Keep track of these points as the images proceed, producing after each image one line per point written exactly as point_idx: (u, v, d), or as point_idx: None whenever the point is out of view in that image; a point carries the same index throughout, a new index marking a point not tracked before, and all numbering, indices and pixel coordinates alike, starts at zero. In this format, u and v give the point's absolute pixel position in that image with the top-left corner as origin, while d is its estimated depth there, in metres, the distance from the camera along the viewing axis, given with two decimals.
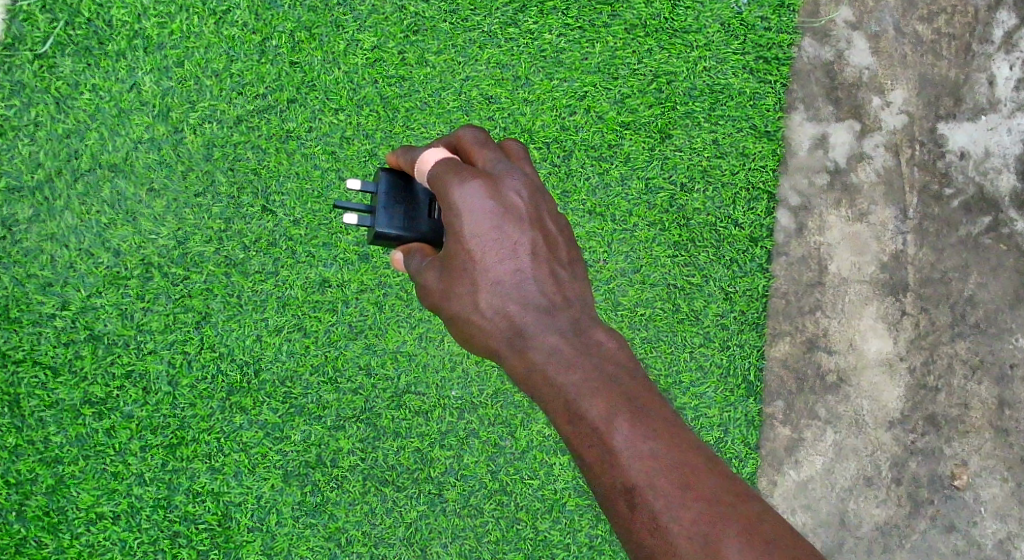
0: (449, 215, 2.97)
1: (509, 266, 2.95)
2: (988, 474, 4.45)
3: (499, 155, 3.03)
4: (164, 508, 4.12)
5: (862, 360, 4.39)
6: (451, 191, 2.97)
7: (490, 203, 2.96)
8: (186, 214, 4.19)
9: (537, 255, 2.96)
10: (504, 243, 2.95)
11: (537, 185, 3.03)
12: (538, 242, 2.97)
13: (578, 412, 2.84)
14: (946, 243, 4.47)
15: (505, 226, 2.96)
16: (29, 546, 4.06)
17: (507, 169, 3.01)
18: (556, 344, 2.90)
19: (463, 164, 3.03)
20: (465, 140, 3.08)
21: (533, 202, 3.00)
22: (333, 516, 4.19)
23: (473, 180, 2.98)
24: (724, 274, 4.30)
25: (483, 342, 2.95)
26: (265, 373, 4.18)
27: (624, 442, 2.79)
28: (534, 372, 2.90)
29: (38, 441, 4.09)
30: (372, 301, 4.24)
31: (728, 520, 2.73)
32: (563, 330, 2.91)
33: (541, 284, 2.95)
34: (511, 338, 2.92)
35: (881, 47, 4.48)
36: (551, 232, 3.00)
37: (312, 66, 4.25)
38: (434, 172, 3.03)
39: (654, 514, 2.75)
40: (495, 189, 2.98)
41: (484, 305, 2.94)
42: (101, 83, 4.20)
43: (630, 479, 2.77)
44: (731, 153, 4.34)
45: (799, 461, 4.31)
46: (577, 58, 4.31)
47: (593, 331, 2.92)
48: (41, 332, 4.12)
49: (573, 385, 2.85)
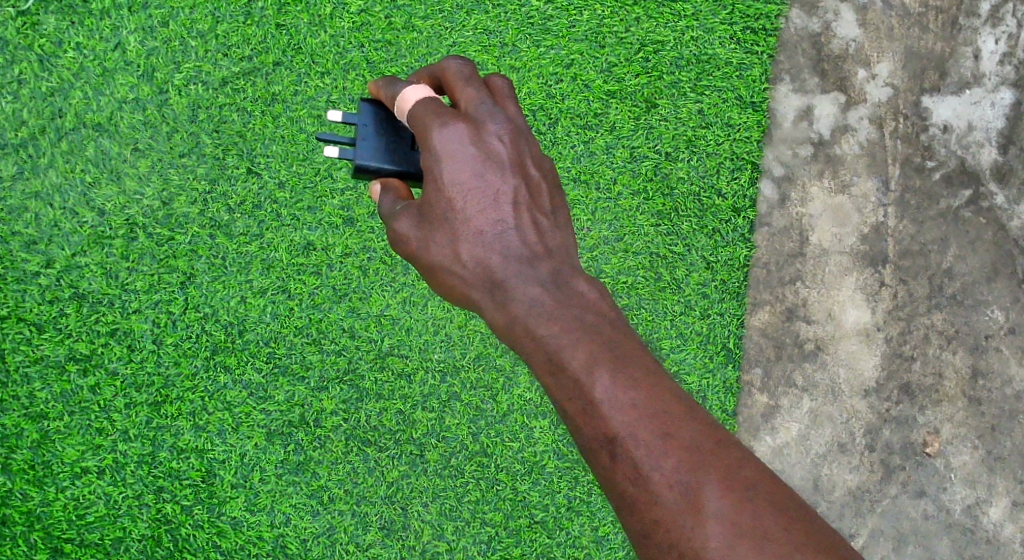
0: (430, 161, 2.99)
1: (490, 213, 2.97)
2: (961, 442, 4.53)
3: (482, 97, 3.04)
4: (149, 464, 4.17)
5: (841, 329, 4.44)
6: (432, 135, 2.99)
7: (471, 149, 2.98)
8: (171, 174, 4.20)
9: (518, 202, 2.99)
10: (485, 191, 2.98)
11: (520, 129, 3.04)
12: (519, 190, 2.99)
13: (559, 362, 2.84)
14: (927, 216, 4.50)
15: (486, 173, 2.98)
16: (14, 499, 4.11)
17: (490, 113, 3.02)
18: (538, 294, 2.91)
19: (446, 106, 3.04)
20: (449, 75, 3.10)
21: (515, 148, 3.01)
22: (316, 475, 4.25)
23: (453, 124, 3.00)
24: (707, 243, 4.33)
25: (463, 290, 2.98)
26: (249, 333, 4.22)
27: (605, 393, 2.79)
28: (516, 323, 2.92)
29: (23, 396, 4.13)
30: (356, 265, 4.27)
31: (708, 468, 2.74)
32: (543, 281, 2.93)
33: (522, 233, 2.97)
34: (491, 288, 2.95)
35: (868, 19, 4.48)
36: (533, 177, 3.02)
37: (299, 29, 4.25)
38: (415, 113, 3.06)
39: (635, 465, 2.75)
40: (477, 134, 3.00)
41: (464, 255, 2.97)
42: (86, 42, 4.20)
43: (613, 431, 2.77)
44: (716, 123, 4.36)
45: (775, 427, 4.37)
46: (565, 25, 4.30)
47: (574, 281, 2.94)
48: (26, 289, 4.14)
49: (555, 337, 2.86)
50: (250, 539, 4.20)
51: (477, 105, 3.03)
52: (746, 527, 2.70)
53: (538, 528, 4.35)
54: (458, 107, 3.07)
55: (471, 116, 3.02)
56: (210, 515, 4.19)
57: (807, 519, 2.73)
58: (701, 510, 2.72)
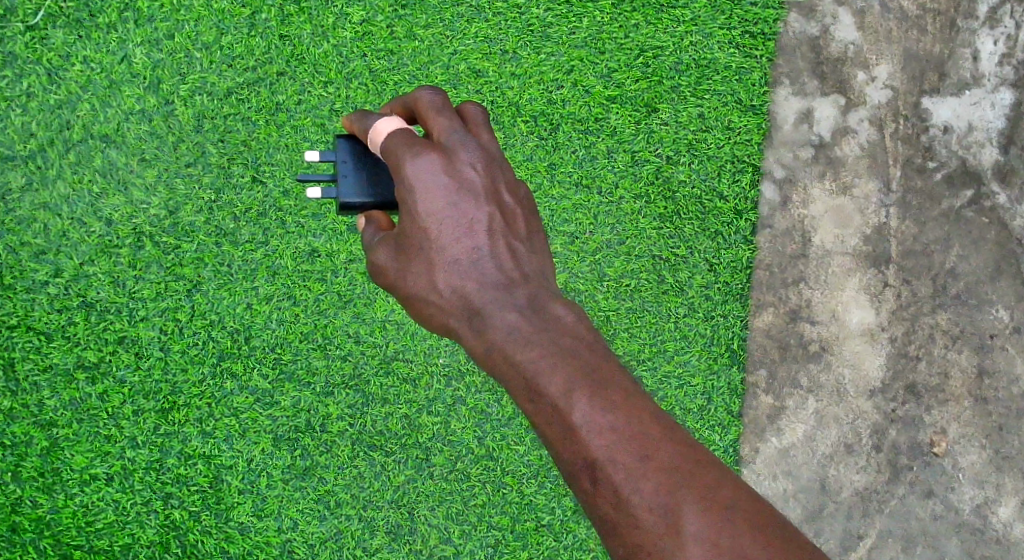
0: (405, 192, 3.04)
1: (465, 242, 3.01)
2: (967, 442, 4.53)
3: (455, 126, 3.09)
4: (157, 471, 4.21)
5: (844, 330, 4.45)
6: (405, 167, 3.04)
7: (444, 179, 3.03)
8: (177, 183, 4.25)
9: (493, 229, 3.03)
10: (459, 220, 3.02)
11: (492, 156, 3.08)
12: (493, 217, 3.03)
13: (537, 389, 2.85)
14: (929, 216, 4.52)
15: (460, 202, 3.03)
16: (25, 506, 4.15)
17: (462, 142, 3.06)
18: (515, 320, 2.93)
19: (418, 137, 3.09)
20: (422, 104, 3.14)
21: (488, 175, 3.06)
22: (323, 480, 4.28)
23: (426, 155, 3.04)
24: (709, 246, 4.35)
25: (442, 319, 3.01)
26: (256, 340, 4.26)
27: (583, 417, 2.80)
28: (494, 349, 2.93)
29: (33, 404, 4.18)
30: (361, 271, 4.31)
31: (688, 489, 2.75)
32: (520, 306, 2.95)
33: (497, 259, 3.01)
34: (469, 315, 2.98)
35: (867, 22, 4.50)
36: (507, 204, 3.07)
37: (302, 40, 4.30)
38: (388, 145, 3.10)
39: (615, 488, 2.76)
40: (449, 164, 3.04)
41: (441, 284, 3.00)
42: (93, 55, 4.26)
43: (592, 454, 2.78)
44: (716, 127, 4.39)
45: (780, 429, 4.38)
46: (565, 32, 4.34)
47: (550, 305, 2.96)
48: (34, 298, 4.19)
49: (531, 363, 2.87)
50: (258, 545, 4.23)
51: (449, 133, 3.07)
52: (727, 548, 2.71)
53: (545, 531, 4.37)
54: (432, 136, 3.12)
55: (444, 146, 3.07)
56: (218, 521, 4.22)
57: (788, 536, 2.74)
58: (682, 531, 2.72)
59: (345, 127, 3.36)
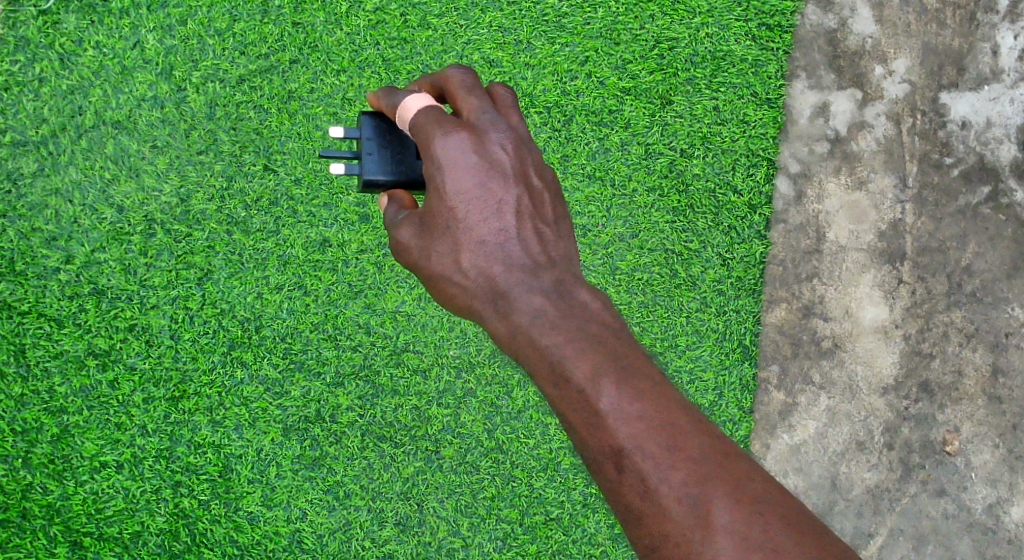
0: (433, 170, 3.00)
1: (492, 223, 2.98)
2: (981, 441, 4.49)
3: (485, 106, 3.06)
4: (167, 459, 4.20)
5: (858, 327, 4.42)
6: (434, 144, 3.01)
7: (473, 158, 3.00)
8: (189, 171, 4.24)
9: (521, 211, 3.00)
10: (487, 200, 2.99)
11: (522, 138, 3.06)
12: (522, 199, 3.00)
13: (563, 374, 2.82)
14: (945, 212, 4.47)
15: (489, 182, 3.00)
16: (35, 493, 4.14)
17: (493, 122, 3.04)
18: (541, 304, 2.90)
19: (448, 114, 3.07)
20: (452, 82, 3.12)
21: (518, 157, 3.03)
22: (332, 470, 4.27)
23: (456, 133, 3.01)
24: (722, 240, 4.32)
25: (465, 299, 2.98)
26: (266, 329, 4.24)
27: (610, 404, 2.77)
28: (518, 332, 2.90)
29: (43, 391, 4.17)
30: (372, 261, 4.30)
31: (717, 481, 2.72)
32: (546, 291, 2.92)
33: (524, 242, 2.98)
34: (493, 297, 2.94)
35: (885, 15, 4.46)
36: (535, 187, 3.04)
37: (315, 27, 4.28)
38: (417, 121, 3.07)
39: (643, 478, 2.73)
40: (479, 143, 3.01)
41: (465, 264, 2.97)
42: (105, 41, 4.25)
43: (619, 442, 2.75)
44: (731, 120, 4.35)
45: (792, 425, 4.35)
46: (580, 23, 4.31)
47: (576, 290, 2.93)
48: (45, 285, 4.18)
49: (558, 348, 2.84)
50: (267, 534, 4.22)
51: (479, 113, 3.05)
52: (757, 541, 2.68)
53: (554, 525, 4.35)
54: (461, 115, 3.09)
55: (473, 125, 3.04)
56: (227, 510, 4.22)
57: (818, 532, 2.71)
58: (711, 523, 2.70)
59: (371, 104, 3.33)
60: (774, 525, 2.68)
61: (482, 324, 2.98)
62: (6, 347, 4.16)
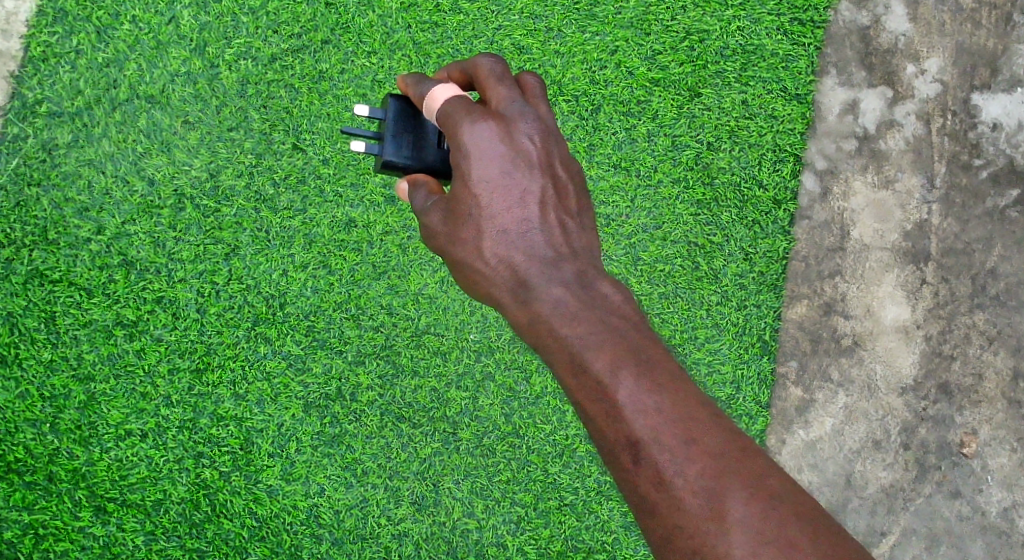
0: (459, 157, 3.01)
1: (516, 212, 3.00)
2: (998, 444, 4.49)
3: (513, 96, 3.06)
4: (190, 430, 4.27)
5: (879, 326, 4.42)
6: (462, 132, 3.01)
7: (500, 147, 3.01)
8: (219, 147, 4.29)
9: (545, 202, 3.01)
10: (513, 189, 3.00)
11: (549, 129, 3.06)
12: (546, 190, 3.02)
13: (582, 364, 2.85)
14: (972, 214, 4.45)
15: (515, 171, 3.01)
16: (61, 457, 4.22)
17: (521, 112, 3.04)
18: (562, 294, 2.93)
19: (476, 103, 3.07)
20: (482, 70, 3.11)
21: (544, 148, 3.04)
22: (351, 448, 4.33)
23: (484, 122, 3.02)
24: (746, 235, 4.33)
25: (487, 287, 3.00)
26: (290, 306, 4.31)
27: (628, 396, 2.79)
28: (539, 321, 2.93)
29: (72, 358, 4.25)
30: (396, 243, 4.35)
31: (734, 475, 2.74)
32: (567, 281, 2.95)
33: (547, 232, 3.00)
34: (515, 286, 2.97)
35: (919, 13, 4.41)
36: (560, 179, 3.05)
37: (348, 8, 4.30)
38: (445, 109, 3.08)
39: (660, 470, 2.75)
40: (506, 133, 3.02)
41: (488, 252, 2.99)
42: (141, 15, 4.30)
43: (636, 434, 2.77)
44: (760, 114, 4.33)
45: (809, 421, 4.36)
46: (611, 13, 4.28)
47: (596, 282, 2.96)
48: (77, 255, 4.26)
49: (578, 338, 2.87)
50: (285, 508, 4.29)
51: (508, 103, 3.05)
52: (772, 536, 2.70)
53: (567, 510, 4.39)
54: (489, 104, 3.09)
55: (502, 115, 3.04)
56: (247, 482, 4.28)
57: (832, 531, 2.73)
58: (727, 516, 2.72)
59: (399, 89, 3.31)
60: (790, 522, 2.70)
61: (504, 312, 3.01)
62: (36, 314, 4.23)
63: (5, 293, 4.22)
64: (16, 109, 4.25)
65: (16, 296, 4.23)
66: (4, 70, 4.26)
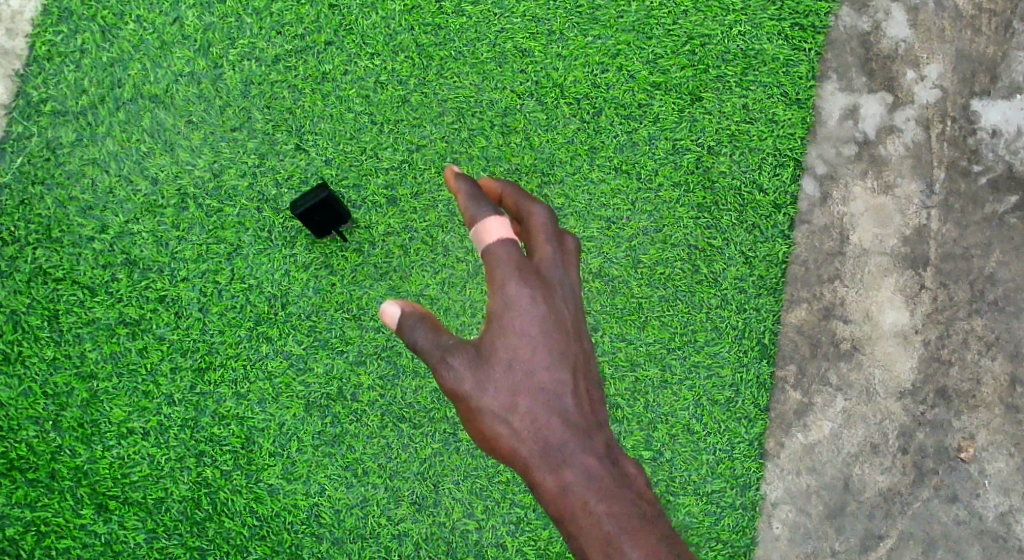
0: (502, 315, 3.09)
1: (550, 372, 3.07)
2: (995, 449, 4.50)
3: (556, 261, 3.14)
4: (192, 428, 4.30)
5: (878, 330, 4.44)
6: (506, 287, 3.08)
7: (543, 309, 3.09)
8: (222, 147, 4.32)
9: (578, 369, 3.08)
10: (555, 366, 3.07)
11: (581, 308, 3.15)
12: (579, 373, 3.08)
13: (614, 541, 2.94)
14: (971, 220, 4.46)
15: (554, 345, 3.08)
16: (63, 455, 4.25)
17: (561, 288, 3.12)
18: (595, 469, 3.00)
19: (522, 255, 3.12)
20: (535, 221, 3.16)
21: (579, 344, 3.12)
22: (351, 448, 4.34)
23: (529, 283, 3.09)
24: (746, 238, 4.36)
25: (512, 444, 3.04)
26: (292, 306, 4.33)
27: None
28: (570, 492, 2.99)
29: (75, 356, 4.28)
30: (399, 244, 4.34)
31: None
32: (599, 453, 3.02)
33: (579, 402, 3.06)
34: (546, 450, 3.02)
35: (919, 20, 4.38)
36: (590, 354, 3.13)
37: (351, 10, 4.31)
38: (492, 249, 3.09)
39: None
40: (548, 298, 3.10)
41: (522, 410, 3.05)
42: (146, 15, 4.33)
43: None
44: (760, 119, 4.33)
45: (807, 425, 4.40)
46: (613, 16, 4.29)
47: (624, 462, 3.04)
48: (80, 253, 4.30)
49: (607, 511, 2.96)
50: (286, 507, 4.31)
51: (552, 266, 3.13)
52: None
53: None
54: (532, 259, 3.14)
55: (545, 280, 3.12)
56: (248, 481, 4.30)
57: None
58: None
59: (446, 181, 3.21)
60: None
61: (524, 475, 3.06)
62: (40, 312, 4.27)
63: (9, 291, 4.27)
64: (21, 108, 4.30)
65: (20, 294, 4.27)
66: (9, 69, 4.31)
